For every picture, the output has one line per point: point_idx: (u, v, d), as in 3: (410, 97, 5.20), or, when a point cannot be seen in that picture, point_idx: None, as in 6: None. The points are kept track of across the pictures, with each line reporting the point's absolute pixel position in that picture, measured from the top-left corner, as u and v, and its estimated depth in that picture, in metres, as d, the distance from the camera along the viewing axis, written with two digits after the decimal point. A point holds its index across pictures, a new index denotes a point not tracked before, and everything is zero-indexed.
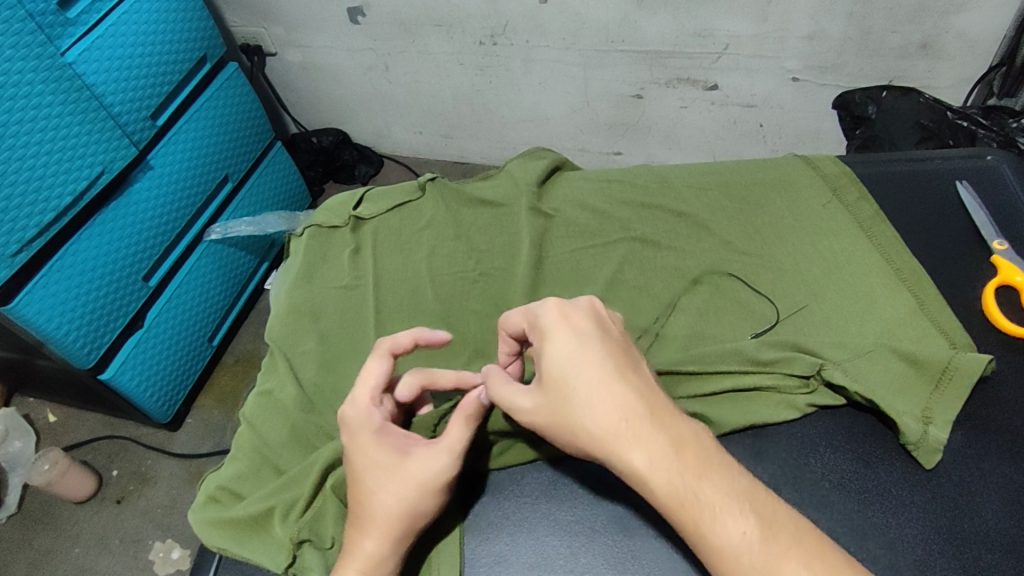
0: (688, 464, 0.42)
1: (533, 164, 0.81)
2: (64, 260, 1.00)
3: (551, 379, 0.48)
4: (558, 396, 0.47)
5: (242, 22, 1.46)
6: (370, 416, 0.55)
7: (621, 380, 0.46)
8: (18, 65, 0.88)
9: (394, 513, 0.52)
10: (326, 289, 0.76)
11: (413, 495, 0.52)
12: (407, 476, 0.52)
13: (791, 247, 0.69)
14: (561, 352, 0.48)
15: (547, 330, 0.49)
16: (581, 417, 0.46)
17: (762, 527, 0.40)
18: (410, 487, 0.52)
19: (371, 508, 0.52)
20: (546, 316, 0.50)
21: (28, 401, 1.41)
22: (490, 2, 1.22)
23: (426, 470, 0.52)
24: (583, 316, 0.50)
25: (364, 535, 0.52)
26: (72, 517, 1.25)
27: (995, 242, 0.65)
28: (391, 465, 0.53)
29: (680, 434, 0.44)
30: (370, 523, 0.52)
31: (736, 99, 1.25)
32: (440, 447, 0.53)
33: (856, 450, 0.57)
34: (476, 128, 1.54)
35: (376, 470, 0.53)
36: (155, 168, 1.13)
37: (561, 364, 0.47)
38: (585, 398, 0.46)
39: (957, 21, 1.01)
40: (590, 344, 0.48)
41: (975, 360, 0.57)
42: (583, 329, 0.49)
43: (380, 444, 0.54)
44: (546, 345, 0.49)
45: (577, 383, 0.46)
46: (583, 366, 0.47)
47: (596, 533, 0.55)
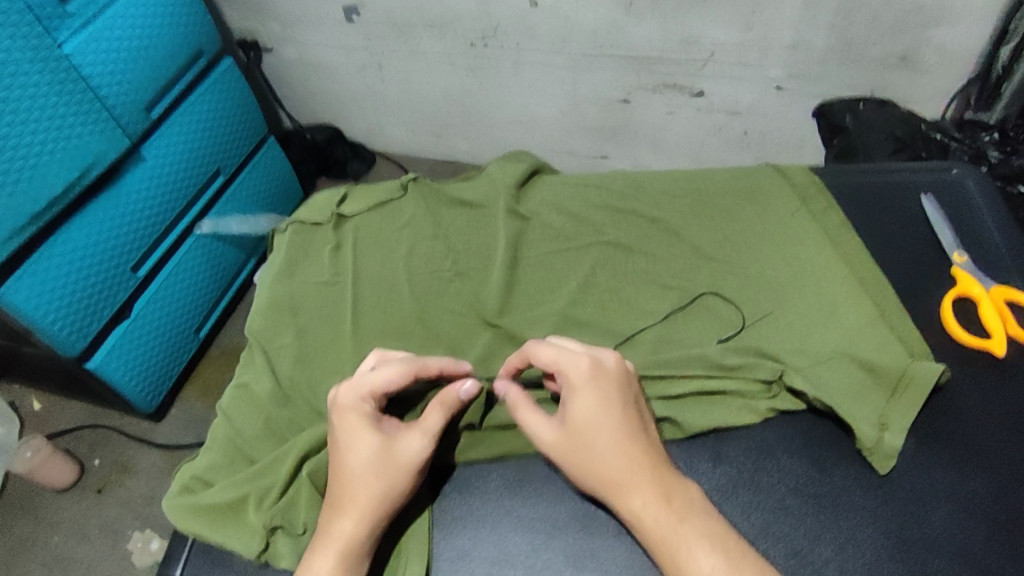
0: (676, 512, 0.51)
1: (513, 167, 0.82)
2: (53, 248, 1.01)
3: (576, 430, 0.54)
4: (581, 444, 0.54)
5: (237, 17, 1.46)
6: (360, 402, 0.57)
7: (632, 440, 0.54)
8: (16, 57, 0.89)
9: (376, 493, 0.54)
10: (305, 283, 0.77)
11: (395, 475, 0.55)
12: (392, 459, 0.55)
13: (759, 255, 0.70)
14: (589, 411, 0.54)
15: (576, 387, 0.55)
16: (596, 464, 0.53)
17: (727, 560, 0.49)
18: (394, 467, 0.55)
19: (354, 488, 0.54)
20: (577, 373, 0.55)
21: (13, 387, 1.41)
22: (481, 4, 1.23)
23: (408, 452, 0.56)
24: (610, 375, 0.56)
25: (343, 514, 0.53)
26: (52, 504, 1.26)
27: (955, 253, 0.67)
28: (380, 452, 0.55)
29: (674, 486, 0.53)
30: (350, 503, 0.54)
31: (721, 106, 1.26)
32: (416, 428, 0.57)
33: (813, 455, 0.58)
34: (465, 128, 1.55)
35: (362, 452, 0.55)
36: (148, 161, 1.14)
37: (584, 422, 0.54)
38: (601, 455, 0.53)
39: (937, 35, 1.03)
40: (614, 405, 0.55)
41: (929, 368, 0.59)
42: (609, 391, 0.55)
43: (369, 427, 0.56)
44: (576, 400, 0.55)
45: (597, 440, 0.54)
46: (605, 427, 0.54)
47: (557, 530, 0.57)
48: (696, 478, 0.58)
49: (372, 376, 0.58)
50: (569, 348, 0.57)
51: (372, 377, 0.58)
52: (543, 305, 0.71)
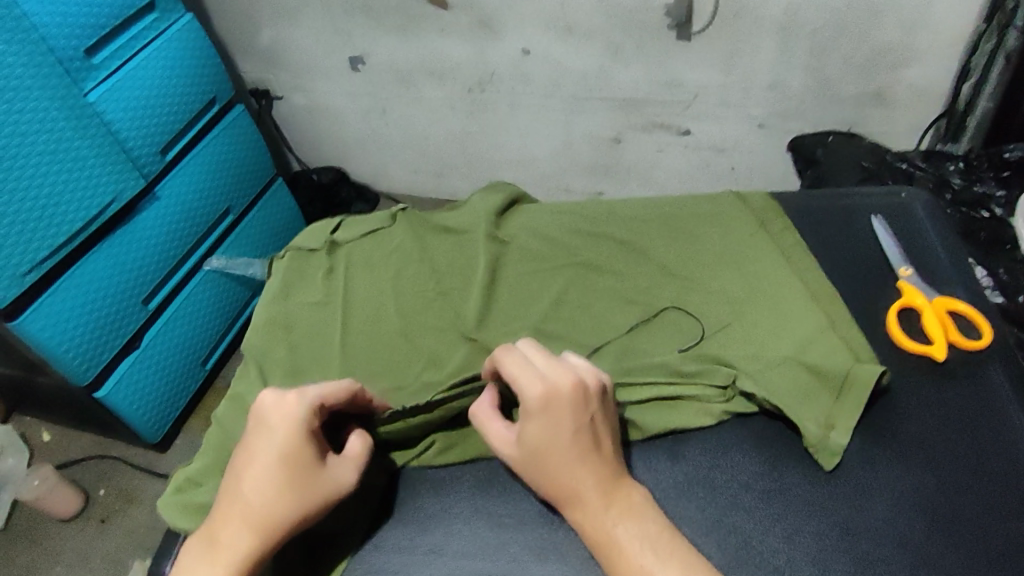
0: (616, 519, 0.55)
1: (494, 198, 0.88)
2: (70, 282, 1.07)
3: (526, 450, 0.58)
4: (531, 462, 0.58)
5: (251, 68, 1.55)
6: (306, 418, 0.59)
7: (582, 460, 0.57)
8: (44, 103, 0.98)
9: (289, 510, 0.56)
10: (300, 303, 0.83)
11: (312, 497, 0.57)
12: (319, 480, 0.58)
13: (720, 272, 0.75)
14: (538, 434, 0.58)
15: (529, 413, 0.58)
16: (546, 480, 0.57)
17: (657, 558, 0.53)
18: (313, 491, 0.57)
19: (270, 507, 0.56)
20: (530, 402, 0.58)
21: (25, 421, 1.47)
22: (479, 51, 1.31)
23: (339, 478, 0.59)
24: (563, 399, 0.58)
25: (247, 528, 0.56)
26: (58, 534, 1.30)
27: (902, 268, 0.72)
28: (311, 471, 0.58)
29: (618, 497, 0.57)
30: (260, 519, 0.56)
31: (707, 143, 1.32)
32: (348, 454, 0.60)
33: (763, 454, 0.62)
34: (466, 168, 1.62)
35: (295, 467, 0.57)
36: (162, 199, 1.21)
37: (537, 446, 0.58)
38: (553, 476, 0.57)
39: (907, 73, 1.09)
40: (563, 428, 0.57)
41: (869, 370, 0.63)
42: (560, 413, 0.58)
43: (307, 445, 0.58)
44: (529, 422, 0.58)
45: (548, 462, 0.57)
46: (557, 451, 0.57)
47: (523, 525, 0.62)
48: (654, 476, 0.62)
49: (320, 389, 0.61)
50: (528, 368, 0.60)
51: (327, 394, 0.61)
52: (519, 321, 0.76)
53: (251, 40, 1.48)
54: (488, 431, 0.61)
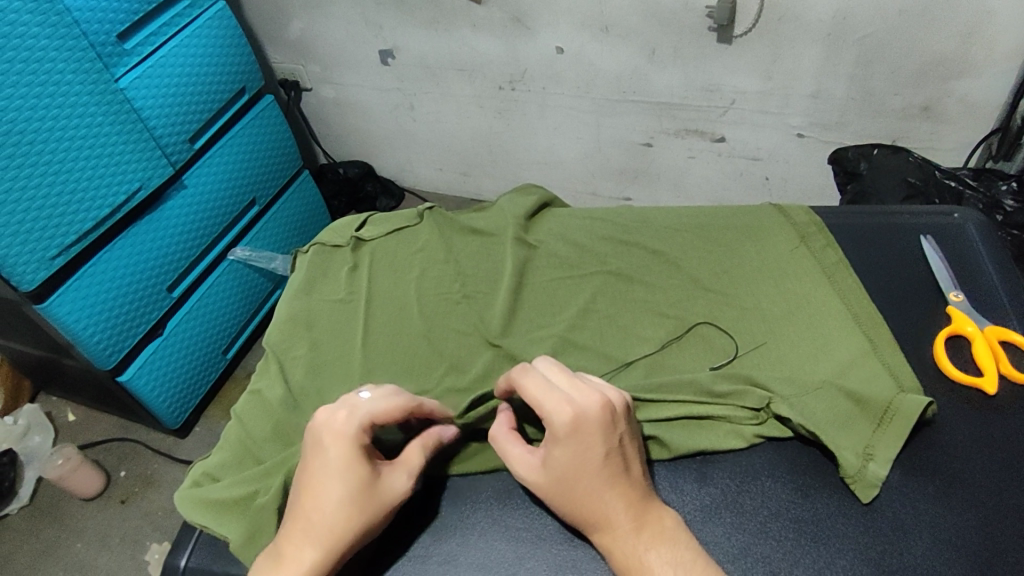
0: (647, 546, 0.53)
1: (523, 200, 0.86)
2: (97, 266, 1.07)
3: (553, 476, 0.56)
4: (559, 488, 0.56)
5: (281, 59, 1.55)
6: (360, 432, 0.58)
7: (611, 485, 0.55)
8: (76, 88, 0.97)
9: (355, 525, 0.56)
10: (323, 301, 0.81)
11: (375, 509, 0.57)
12: (375, 491, 0.57)
13: (755, 288, 0.73)
14: (565, 459, 0.55)
15: (557, 438, 0.56)
16: (576, 508, 0.55)
17: None
18: (376, 502, 0.57)
19: (331, 522, 0.55)
20: (557, 426, 0.56)
21: (51, 399, 1.48)
22: (510, 49, 1.29)
23: (393, 490, 0.58)
24: (592, 422, 0.55)
25: (311, 544, 0.54)
26: (79, 512, 1.30)
27: (952, 293, 0.69)
28: (369, 485, 0.57)
29: (651, 525, 0.54)
30: (325, 535, 0.55)
31: (742, 151, 1.29)
32: (403, 467, 0.59)
33: (796, 480, 0.59)
34: (493, 168, 1.60)
35: (353, 483, 0.56)
36: (189, 188, 1.20)
37: (565, 473, 0.55)
38: (581, 503, 0.55)
39: (958, 86, 1.04)
40: (592, 452, 0.55)
41: (914, 401, 0.60)
42: (590, 437, 0.55)
43: (360, 459, 0.57)
44: (557, 446, 0.56)
45: (577, 488, 0.55)
46: (586, 477, 0.55)
47: (543, 540, 0.59)
48: (681, 497, 0.59)
49: (371, 405, 0.60)
50: (551, 390, 0.57)
51: (373, 408, 0.60)
52: (545, 328, 0.73)
53: (283, 31, 1.48)
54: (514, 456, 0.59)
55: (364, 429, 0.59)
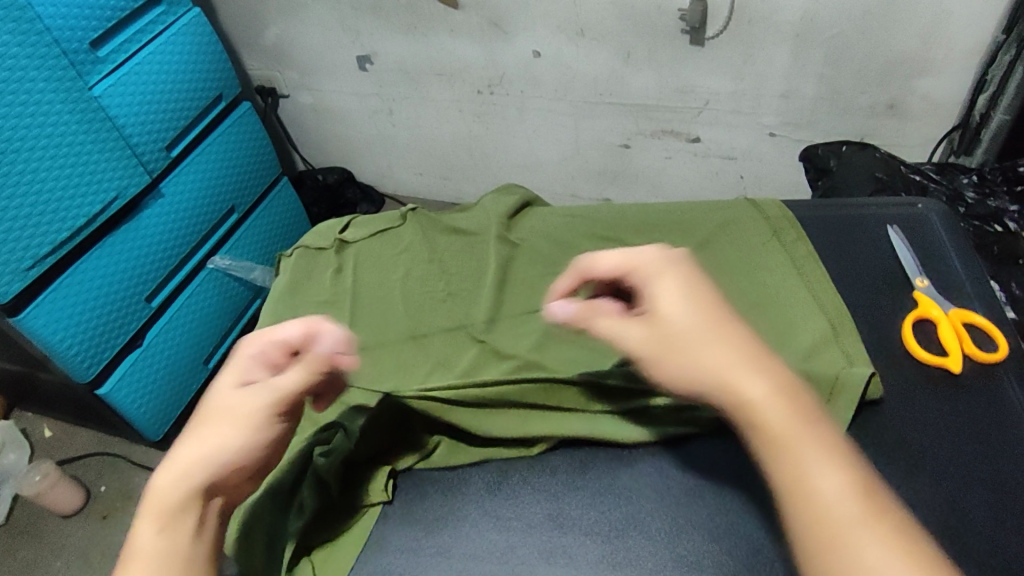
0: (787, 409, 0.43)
1: (505, 199, 0.88)
2: (73, 277, 1.07)
3: (664, 323, 0.48)
4: (671, 338, 0.47)
5: (259, 66, 1.55)
6: (246, 349, 0.55)
7: (732, 330, 0.46)
8: (49, 96, 0.97)
9: (198, 439, 0.51)
10: (308, 302, 0.83)
11: (217, 422, 0.51)
12: (231, 414, 0.51)
13: (728, 279, 0.75)
14: (671, 301, 0.48)
15: (655, 277, 0.50)
16: (693, 363, 0.46)
17: (859, 487, 0.41)
18: (219, 413, 0.51)
19: (189, 444, 0.51)
20: (650, 265, 0.50)
21: (26, 416, 1.47)
22: (488, 54, 1.31)
23: (247, 409, 0.51)
24: (682, 260, 0.51)
25: (162, 466, 0.51)
26: (59, 529, 1.29)
27: (918, 278, 0.72)
28: (225, 407, 0.52)
29: (780, 381, 0.45)
30: (171, 457, 0.50)
31: (717, 151, 1.32)
32: (269, 386, 0.52)
33: None
34: (473, 171, 1.61)
35: (214, 393, 0.53)
36: (166, 196, 1.21)
37: (676, 312, 0.48)
38: (707, 345, 0.46)
39: (919, 84, 1.08)
40: (699, 296, 0.48)
41: (858, 374, 0.63)
42: (688, 282, 0.49)
43: (232, 377, 0.53)
44: (659, 290, 0.49)
45: (699, 330, 0.46)
46: (701, 316, 0.47)
47: (533, 528, 0.61)
48: (666, 481, 0.62)
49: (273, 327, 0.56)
50: (627, 252, 0.52)
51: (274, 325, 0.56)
52: (528, 323, 0.75)
53: (260, 38, 1.48)
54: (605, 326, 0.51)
55: (258, 347, 0.54)
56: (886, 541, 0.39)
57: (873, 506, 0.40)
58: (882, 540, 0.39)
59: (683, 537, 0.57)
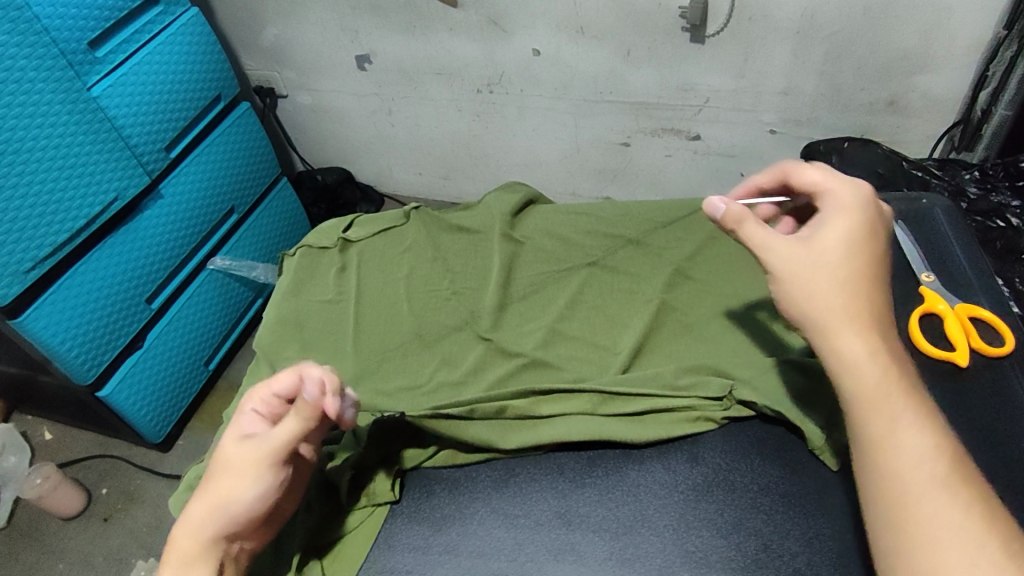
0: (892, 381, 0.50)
1: (509, 197, 0.88)
2: (73, 279, 1.06)
3: (818, 250, 0.53)
4: (808, 271, 0.53)
5: (256, 66, 1.55)
6: (244, 411, 0.61)
7: (867, 285, 0.53)
8: (47, 97, 0.97)
9: (206, 496, 0.57)
10: (311, 301, 0.82)
11: (221, 479, 0.57)
12: (234, 472, 0.57)
13: (734, 276, 0.75)
14: (836, 242, 0.54)
15: (834, 215, 0.55)
16: (821, 301, 0.52)
17: (940, 457, 0.47)
18: (223, 469, 0.57)
19: (201, 499, 0.57)
20: (838, 204, 0.56)
21: (26, 418, 1.46)
22: (488, 52, 1.31)
23: (244, 468, 0.57)
24: (869, 210, 0.56)
25: (181, 520, 0.57)
26: (60, 532, 1.29)
27: (924, 274, 0.73)
28: (229, 464, 0.57)
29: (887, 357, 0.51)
30: (186, 515, 0.57)
31: (717, 149, 1.32)
32: (263, 443, 0.57)
33: (783, 457, 0.62)
34: (472, 171, 1.61)
35: (218, 452, 0.59)
36: (166, 198, 1.20)
37: (837, 245, 0.54)
38: (835, 285, 0.52)
39: (920, 80, 1.08)
40: (860, 246, 0.54)
41: None
42: (859, 232, 0.54)
43: (233, 438, 0.59)
44: (831, 222, 0.54)
45: (840, 270, 0.53)
46: (852, 261, 0.53)
47: (541, 526, 0.60)
48: (674, 478, 0.61)
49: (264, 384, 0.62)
50: (829, 175, 0.58)
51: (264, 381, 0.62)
52: (533, 321, 0.75)
53: (258, 37, 1.48)
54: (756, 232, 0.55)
55: (255, 407, 0.61)
56: (962, 501, 0.44)
57: (954, 473, 0.46)
58: (950, 501, 0.44)
59: (692, 534, 0.57)
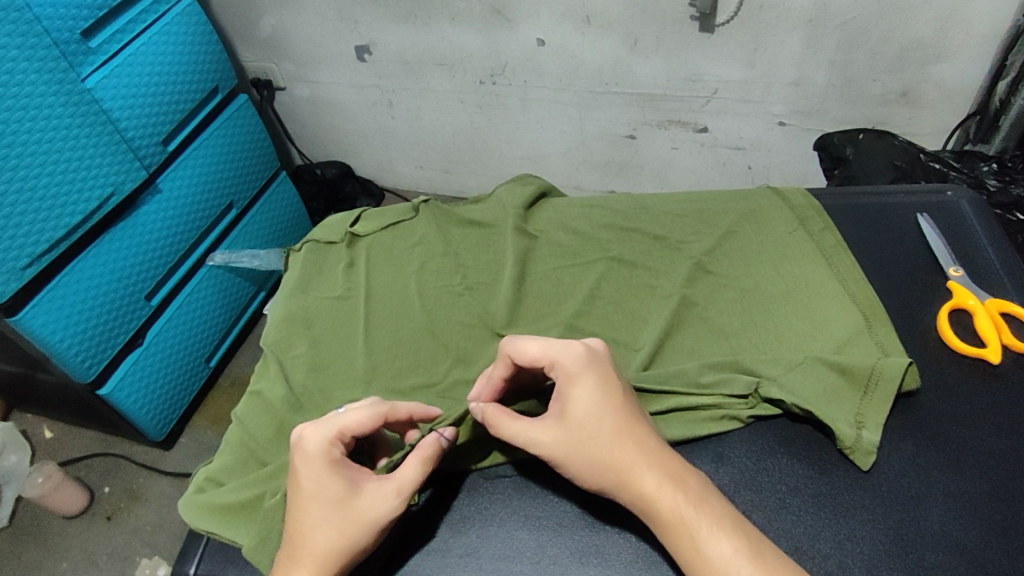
0: (636, 449, 0.54)
1: (521, 189, 0.86)
2: (70, 276, 1.04)
3: (577, 428, 0.55)
4: (579, 438, 0.54)
5: (254, 57, 1.52)
6: (329, 447, 0.56)
7: (621, 435, 0.54)
8: (41, 89, 0.94)
9: (335, 545, 0.54)
10: (319, 298, 0.80)
11: (355, 530, 0.54)
12: (359, 513, 0.54)
13: (755, 271, 0.73)
14: (584, 407, 0.55)
15: (570, 380, 0.56)
16: (596, 455, 0.54)
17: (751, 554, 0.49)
18: (354, 520, 0.54)
19: (315, 541, 0.54)
20: (572, 366, 0.57)
21: (26, 417, 1.44)
22: (491, 43, 1.28)
23: (374, 508, 0.54)
24: (599, 362, 0.58)
25: (301, 567, 0.53)
26: (63, 532, 1.26)
27: (951, 269, 0.71)
28: (348, 507, 0.54)
29: (646, 439, 0.55)
30: (301, 557, 0.54)
31: (725, 141, 1.30)
32: (390, 483, 0.55)
33: (811, 457, 0.60)
34: (475, 164, 1.59)
35: (326, 502, 0.54)
36: (164, 192, 1.18)
37: (585, 411, 0.55)
38: (599, 446, 0.54)
39: (934, 71, 1.06)
40: (610, 398, 0.56)
41: (895, 365, 0.61)
42: (601, 383, 0.56)
43: (334, 477, 0.55)
44: (573, 391, 0.56)
45: (593, 434, 0.54)
46: (601, 420, 0.55)
47: (564, 527, 0.59)
48: None
49: (343, 418, 0.57)
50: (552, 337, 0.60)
51: (344, 422, 0.57)
52: (549, 317, 0.73)
53: (255, 28, 1.45)
54: (514, 428, 0.56)
55: (337, 446, 0.56)
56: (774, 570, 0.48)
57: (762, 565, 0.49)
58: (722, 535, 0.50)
59: None
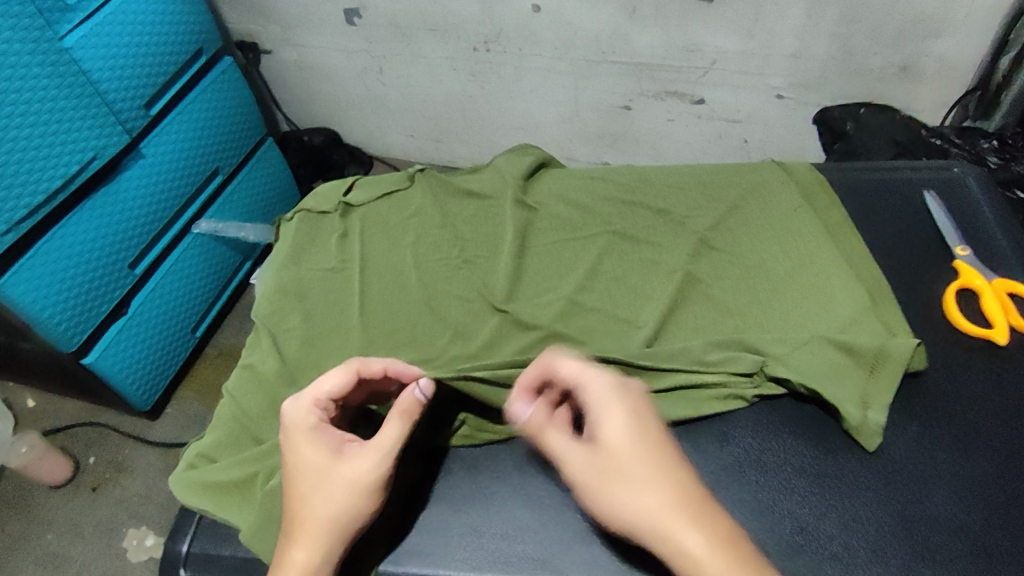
0: (675, 496, 0.47)
1: (520, 159, 0.83)
2: (52, 243, 1.01)
3: (610, 452, 0.49)
4: (614, 472, 0.48)
5: (239, 18, 1.47)
6: (306, 414, 0.55)
7: (660, 472, 0.48)
8: (16, 47, 0.89)
9: (329, 513, 0.52)
10: (313, 270, 0.78)
11: (342, 496, 0.52)
12: (342, 478, 0.53)
13: (760, 248, 0.72)
14: (618, 434, 0.49)
15: (603, 403, 0.51)
16: (629, 493, 0.47)
17: None
18: (340, 487, 0.52)
19: (311, 508, 0.52)
20: (601, 390, 0.51)
21: (7, 386, 1.41)
22: (485, 8, 1.24)
23: (356, 471, 0.53)
24: (634, 389, 0.52)
25: (296, 541, 0.52)
26: (48, 502, 1.25)
27: (958, 247, 0.70)
28: (331, 473, 0.53)
29: (682, 480, 0.48)
30: (303, 528, 0.52)
31: (721, 113, 1.28)
32: (371, 444, 0.53)
33: (816, 437, 0.59)
34: (467, 134, 1.56)
35: (309, 471, 0.53)
36: (148, 157, 1.14)
37: (618, 439, 0.49)
38: (638, 484, 0.47)
39: (936, 45, 1.04)
40: (644, 427, 0.50)
41: (903, 346, 0.60)
42: (634, 410, 0.50)
43: (315, 444, 0.54)
44: (606, 417, 0.50)
45: (630, 470, 0.48)
46: (637, 453, 0.48)
47: (566, 505, 0.58)
48: (704, 458, 0.59)
49: (316, 384, 0.56)
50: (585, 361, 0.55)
51: (318, 387, 0.56)
52: (550, 293, 0.71)
53: None
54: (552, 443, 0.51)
55: (315, 412, 0.55)
56: None
57: None
58: None
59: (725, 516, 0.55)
